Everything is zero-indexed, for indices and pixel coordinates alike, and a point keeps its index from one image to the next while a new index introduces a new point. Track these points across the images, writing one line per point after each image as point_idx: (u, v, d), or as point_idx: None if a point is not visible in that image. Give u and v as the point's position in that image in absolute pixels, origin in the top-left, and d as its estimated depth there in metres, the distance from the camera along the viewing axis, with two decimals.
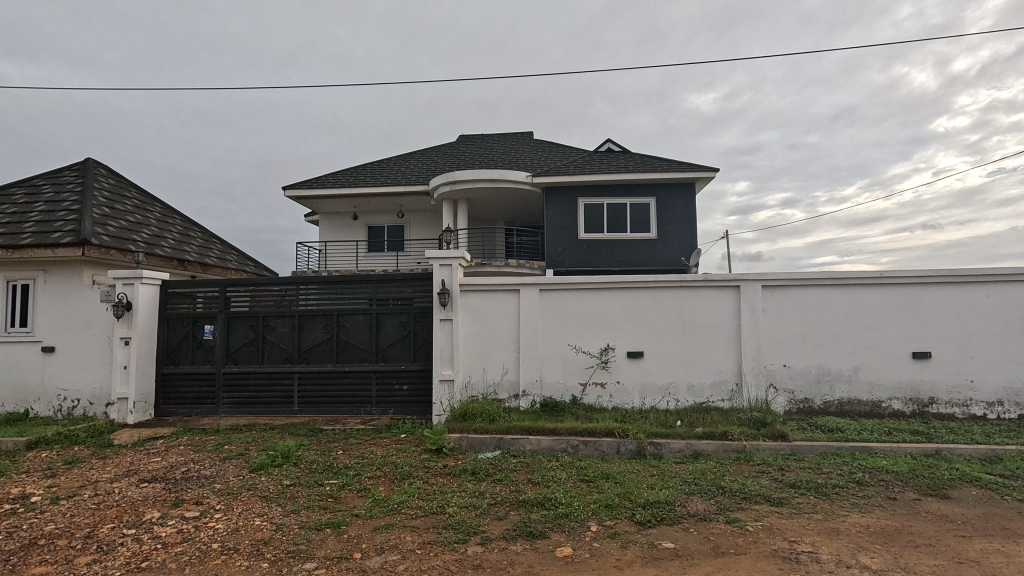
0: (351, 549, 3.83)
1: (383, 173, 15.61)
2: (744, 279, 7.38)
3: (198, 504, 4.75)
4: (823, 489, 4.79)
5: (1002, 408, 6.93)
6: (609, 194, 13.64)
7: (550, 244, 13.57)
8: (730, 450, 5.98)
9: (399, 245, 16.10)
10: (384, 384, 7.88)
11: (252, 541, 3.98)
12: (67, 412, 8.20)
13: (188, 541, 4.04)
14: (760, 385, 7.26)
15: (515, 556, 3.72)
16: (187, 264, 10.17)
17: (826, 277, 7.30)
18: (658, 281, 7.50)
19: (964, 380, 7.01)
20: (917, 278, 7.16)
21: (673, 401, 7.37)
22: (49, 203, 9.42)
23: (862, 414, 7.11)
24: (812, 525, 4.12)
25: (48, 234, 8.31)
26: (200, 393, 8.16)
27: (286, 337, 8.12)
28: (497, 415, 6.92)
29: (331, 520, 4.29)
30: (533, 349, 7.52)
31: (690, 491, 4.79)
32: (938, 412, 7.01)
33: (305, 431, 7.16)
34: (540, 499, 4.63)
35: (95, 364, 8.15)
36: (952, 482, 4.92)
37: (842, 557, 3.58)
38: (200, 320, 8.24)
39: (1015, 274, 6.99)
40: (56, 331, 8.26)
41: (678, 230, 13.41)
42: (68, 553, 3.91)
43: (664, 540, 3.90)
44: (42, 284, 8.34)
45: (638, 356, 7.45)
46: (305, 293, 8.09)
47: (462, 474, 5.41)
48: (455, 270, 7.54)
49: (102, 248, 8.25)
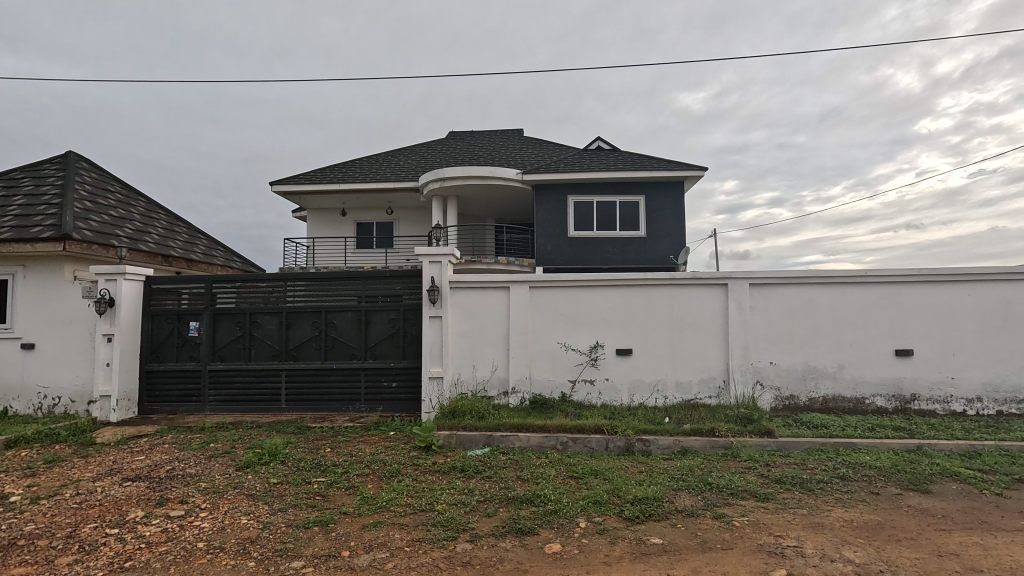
0: (339, 548, 3.80)
1: (372, 169, 15.50)
2: (732, 276, 7.45)
3: (184, 503, 4.70)
4: (807, 484, 4.86)
5: (982, 405, 7.07)
6: (598, 192, 13.67)
7: (540, 241, 13.58)
8: (717, 446, 6.04)
9: (388, 242, 16.01)
10: (373, 381, 7.84)
11: (239, 540, 3.94)
12: (47, 410, 8.04)
13: (173, 540, 3.99)
14: (747, 382, 7.34)
15: (503, 553, 3.72)
16: (172, 260, 10.03)
17: (812, 276, 7.40)
18: (647, 279, 7.54)
19: (945, 377, 7.15)
20: (900, 277, 7.27)
21: (662, 399, 7.42)
22: (29, 197, 9.22)
23: (846, 411, 7.22)
24: (797, 519, 4.18)
25: (28, 228, 8.13)
26: (185, 391, 8.04)
27: (273, 334, 8.03)
28: (486, 413, 6.91)
29: (318, 518, 4.26)
30: (522, 346, 7.52)
31: (678, 487, 4.83)
32: (920, 409, 7.13)
33: (293, 429, 7.10)
34: (529, 496, 4.63)
35: (77, 361, 8.01)
36: (932, 477, 5.02)
37: (827, 551, 3.64)
38: (185, 317, 8.12)
39: (994, 273, 7.14)
40: (36, 328, 8.10)
41: (667, 228, 13.48)
42: (49, 554, 3.84)
43: (652, 536, 3.93)
44: (22, 280, 8.17)
45: (627, 354, 7.49)
46: (293, 290, 8.01)
47: (451, 471, 5.41)
48: (445, 267, 7.51)
49: (84, 243, 8.10)
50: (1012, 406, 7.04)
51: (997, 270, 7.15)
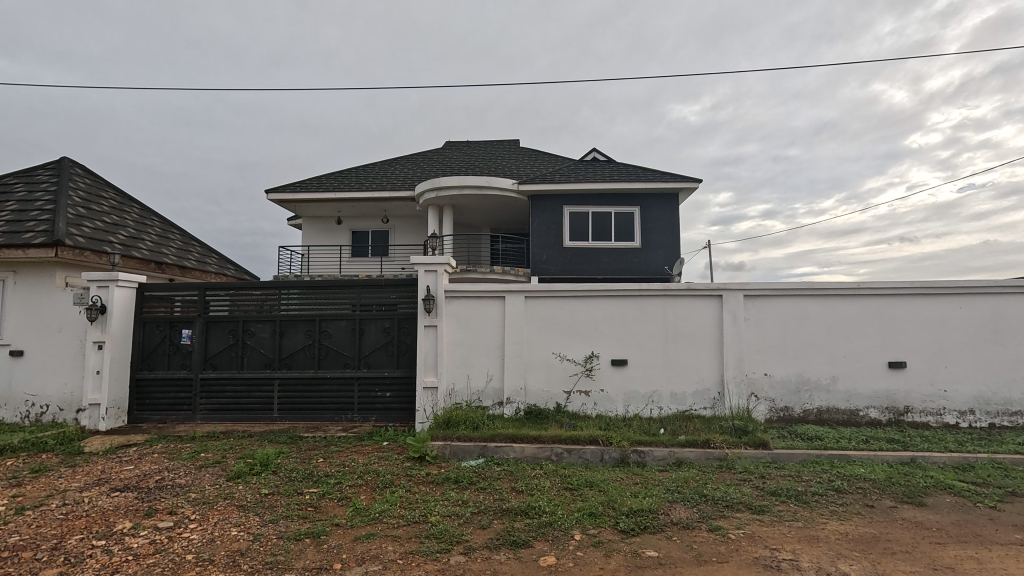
0: (331, 560, 3.74)
1: (369, 177, 15.52)
2: (726, 288, 7.49)
3: (172, 514, 4.62)
4: (802, 497, 4.85)
5: (974, 417, 7.11)
6: (594, 202, 13.74)
7: (535, 250, 13.60)
8: (712, 458, 6.02)
9: (383, 251, 15.99)
10: (367, 391, 7.79)
11: (228, 552, 3.88)
12: (35, 419, 7.93)
13: (161, 552, 3.91)
14: (741, 394, 7.35)
15: (497, 566, 3.68)
16: (165, 267, 9.90)
17: (805, 288, 7.45)
18: (644, 290, 7.55)
19: (937, 389, 7.19)
20: (892, 290, 7.34)
21: (656, 409, 7.41)
22: (21, 203, 9.13)
23: (840, 422, 7.24)
24: (792, 532, 4.17)
25: (20, 235, 8.06)
26: (177, 399, 7.96)
27: (266, 343, 7.97)
28: (481, 423, 6.88)
29: (310, 530, 4.21)
30: (517, 356, 7.50)
31: (673, 500, 4.80)
32: (913, 421, 7.16)
33: (285, 438, 7.04)
34: (523, 507, 4.60)
35: (65, 368, 7.91)
36: (927, 490, 5.02)
37: (822, 564, 3.62)
38: (177, 325, 8.06)
39: (984, 286, 7.22)
40: (25, 335, 8.00)
41: (662, 239, 13.55)
42: (33, 566, 3.76)
43: (647, 549, 3.90)
44: (12, 285, 8.09)
45: (622, 364, 7.49)
46: (287, 298, 7.97)
47: (445, 482, 5.35)
48: (441, 276, 7.50)
49: (77, 250, 8.02)
50: (1004, 418, 7.08)
51: (988, 283, 7.22)
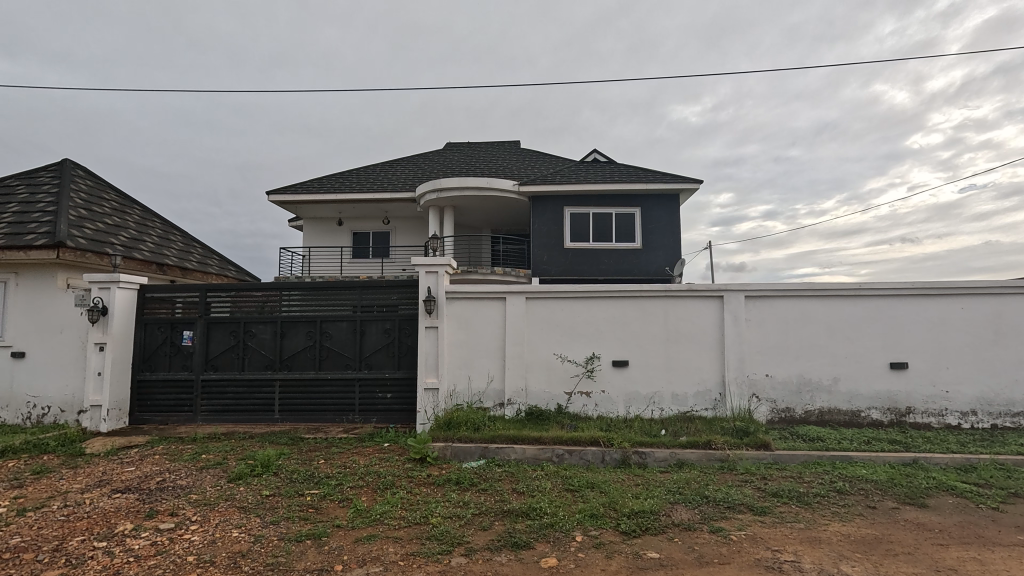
0: (332, 562, 3.74)
1: (370, 179, 15.54)
2: (727, 289, 7.48)
3: (173, 515, 4.63)
4: (804, 498, 4.84)
5: (976, 418, 7.09)
6: (595, 203, 13.74)
7: (536, 251, 13.59)
8: (713, 459, 6.01)
9: (384, 252, 16.01)
10: (368, 392, 7.79)
11: (229, 553, 3.88)
12: (36, 420, 7.94)
13: (162, 553, 3.91)
14: (742, 395, 7.34)
15: (498, 567, 3.67)
16: (166, 268, 9.92)
17: (806, 289, 7.44)
18: (645, 291, 7.55)
19: (939, 390, 7.18)
20: (893, 290, 7.33)
21: (657, 410, 7.40)
22: (23, 205, 9.16)
23: (841, 423, 7.23)
24: (794, 533, 4.15)
25: (22, 236, 8.08)
26: (178, 401, 7.96)
27: (267, 344, 7.98)
28: (482, 424, 6.88)
29: (311, 531, 4.21)
30: (518, 357, 7.49)
31: (675, 501, 4.79)
32: (914, 422, 7.15)
33: (286, 440, 7.04)
34: (524, 509, 4.59)
35: (66, 369, 7.92)
36: (929, 491, 5.01)
37: (824, 566, 3.61)
38: (179, 326, 8.07)
39: (985, 286, 7.21)
40: (27, 336, 8.02)
41: (663, 240, 13.55)
42: (35, 567, 3.76)
43: (648, 550, 3.89)
44: (14, 286, 8.10)
45: (623, 365, 7.48)
46: (288, 299, 7.98)
47: (446, 483, 5.35)
48: (442, 277, 7.50)
49: (78, 251, 8.03)
50: (1006, 419, 7.06)
51: (989, 284, 7.21)
